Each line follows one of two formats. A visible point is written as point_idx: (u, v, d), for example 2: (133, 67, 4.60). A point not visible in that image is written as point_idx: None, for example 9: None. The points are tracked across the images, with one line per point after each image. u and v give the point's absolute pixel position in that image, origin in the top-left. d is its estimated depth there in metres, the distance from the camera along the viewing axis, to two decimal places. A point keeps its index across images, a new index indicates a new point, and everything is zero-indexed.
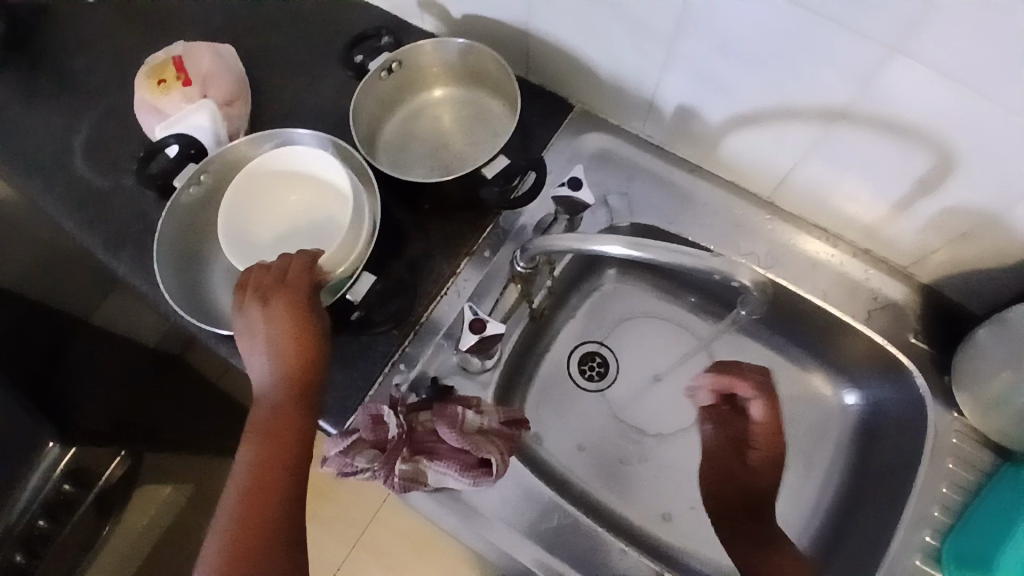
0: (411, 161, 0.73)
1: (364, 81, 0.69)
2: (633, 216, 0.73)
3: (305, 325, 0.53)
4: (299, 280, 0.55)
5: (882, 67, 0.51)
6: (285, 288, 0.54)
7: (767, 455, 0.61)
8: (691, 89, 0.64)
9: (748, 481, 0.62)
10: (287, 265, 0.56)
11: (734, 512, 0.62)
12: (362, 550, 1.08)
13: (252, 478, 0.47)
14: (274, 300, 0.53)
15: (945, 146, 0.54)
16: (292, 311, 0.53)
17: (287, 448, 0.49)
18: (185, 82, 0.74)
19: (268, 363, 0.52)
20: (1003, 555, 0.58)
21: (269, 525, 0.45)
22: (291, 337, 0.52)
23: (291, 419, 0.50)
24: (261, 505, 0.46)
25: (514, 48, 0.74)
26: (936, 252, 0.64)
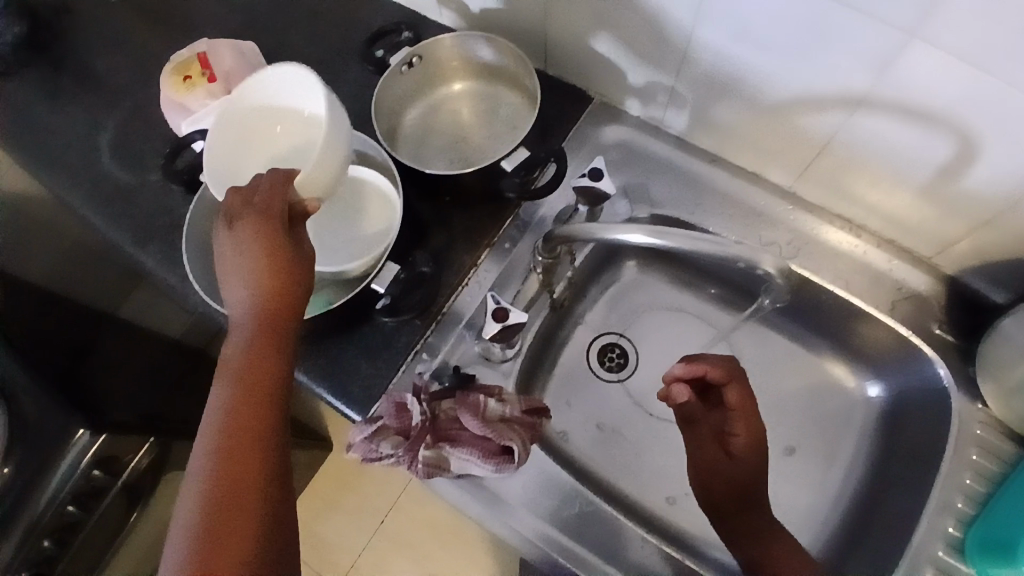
0: (432, 154, 0.74)
1: (385, 75, 0.69)
2: (653, 207, 0.73)
3: (284, 249, 0.48)
4: (277, 203, 0.50)
5: (901, 52, 0.51)
6: (261, 212, 0.49)
7: (748, 441, 0.59)
8: (710, 77, 0.64)
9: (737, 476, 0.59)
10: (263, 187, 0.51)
11: (729, 506, 0.59)
12: (382, 539, 1.10)
13: (228, 413, 0.43)
14: (248, 224, 0.49)
15: (966, 130, 0.54)
16: (267, 235, 0.49)
17: (267, 382, 0.45)
18: (210, 79, 0.76)
19: (245, 291, 0.48)
20: None
21: (252, 461, 0.42)
22: (266, 263, 0.48)
23: (267, 355, 0.46)
24: (241, 439, 0.42)
25: (532, 41, 0.75)
26: (960, 241, 0.64)
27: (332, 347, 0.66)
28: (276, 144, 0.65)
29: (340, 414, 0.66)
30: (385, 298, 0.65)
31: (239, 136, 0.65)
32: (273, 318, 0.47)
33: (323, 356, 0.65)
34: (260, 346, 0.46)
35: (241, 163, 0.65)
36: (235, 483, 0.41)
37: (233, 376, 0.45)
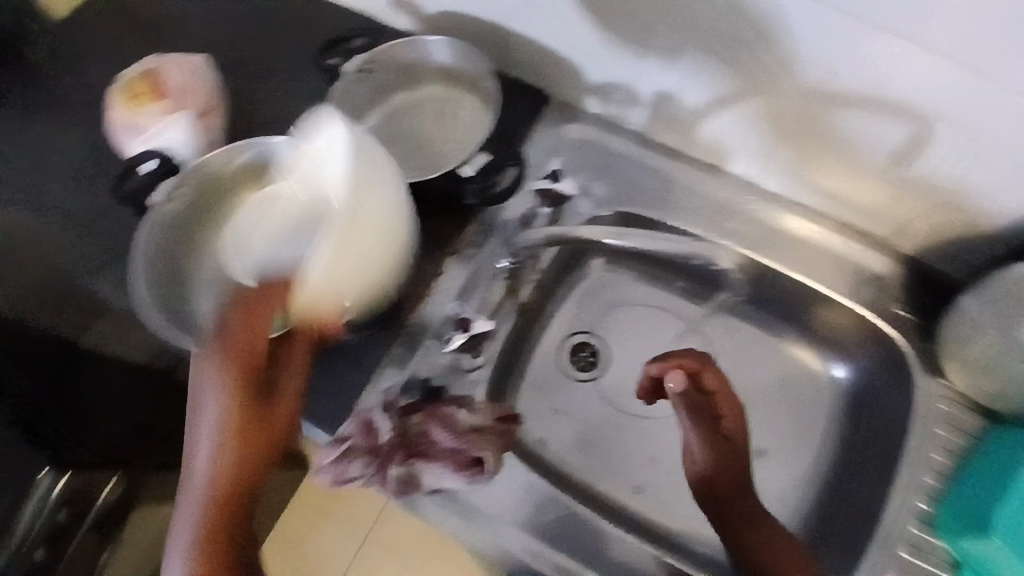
0: (393, 162, 0.70)
1: (338, 82, 0.69)
2: (616, 205, 0.73)
3: (251, 378, 0.50)
4: (263, 320, 0.51)
5: (861, 43, 0.51)
6: (245, 329, 0.50)
7: (735, 421, 0.63)
8: (669, 74, 0.64)
9: (720, 470, 0.62)
10: (249, 300, 0.52)
11: (729, 492, 0.62)
12: (371, 548, 1.09)
13: (202, 527, 0.49)
14: (229, 346, 0.50)
15: (923, 116, 0.55)
16: (248, 358, 0.50)
17: (237, 502, 0.50)
18: (159, 96, 0.72)
19: (213, 411, 0.49)
20: (999, 515, 0.59)
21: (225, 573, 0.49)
22: (242, 386, 0.49)
23: (239, 479, 0.50)
24: (213, 556, 0.49)
25: (490, 43, 0.74)
26: (916, 221, 0.65)
27: None
28: (280, 215, 0.64)
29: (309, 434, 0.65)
30: None
31: (253, 211, 0.67)
32: (247, 441, 0.50)
33: None
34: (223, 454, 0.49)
35: (254, 241, 0.67)
36: None
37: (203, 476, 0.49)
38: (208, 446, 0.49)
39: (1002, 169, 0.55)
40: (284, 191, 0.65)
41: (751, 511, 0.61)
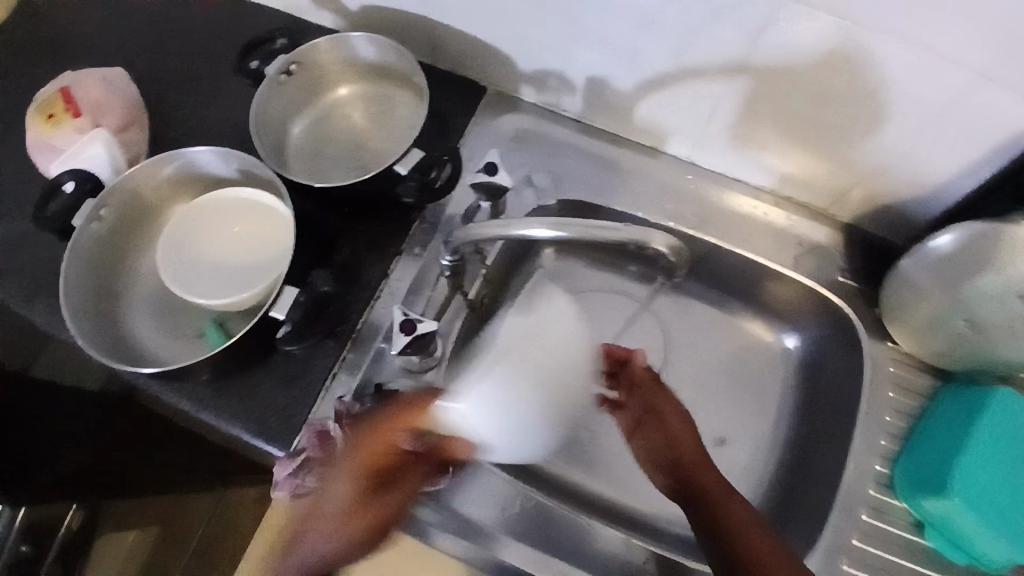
0: (329, 166, 0.69)
1: (262, 86, 0.66)
2: (560, 194, 0.72)
3: (386, 508, 0.57)
4: (351, 477, 0.56)
5: (777, 15, 0.51)
6: (348, 484, 0.55)
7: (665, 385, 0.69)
8: (599, 59, 0.64)
9: (678, 445, 0.62)
10: (359, 455, 0.56)
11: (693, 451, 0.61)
12: None
13: None
14: (334, 504, 0.55)
15: (847, 84, 0.55)
16: (354, 520, 0.55)
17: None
18: (75, 114, 0.70)
19: (346, 518, 0.55)
20: (957, 474, 0.60)
21: None
22: (338, 529, 0.55)
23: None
24: None
25: (418, 36, 0.72)
26: (854, 189, 0.65)
27: (244, 382, 0.63)
28: (228, 237, 0.66)
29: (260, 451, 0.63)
30: (286, 325, 0.61)
31: (189, 231, 0.67)
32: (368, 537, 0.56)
33: (235, 394, 0.63)
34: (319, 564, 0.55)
35: (191, 258, 0.65)
36: None
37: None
38: (327, 542, 0.55)
39: (928, 132, 0.56)
40: (233, 212, 0.67)
41: (713, 480, 0.58)
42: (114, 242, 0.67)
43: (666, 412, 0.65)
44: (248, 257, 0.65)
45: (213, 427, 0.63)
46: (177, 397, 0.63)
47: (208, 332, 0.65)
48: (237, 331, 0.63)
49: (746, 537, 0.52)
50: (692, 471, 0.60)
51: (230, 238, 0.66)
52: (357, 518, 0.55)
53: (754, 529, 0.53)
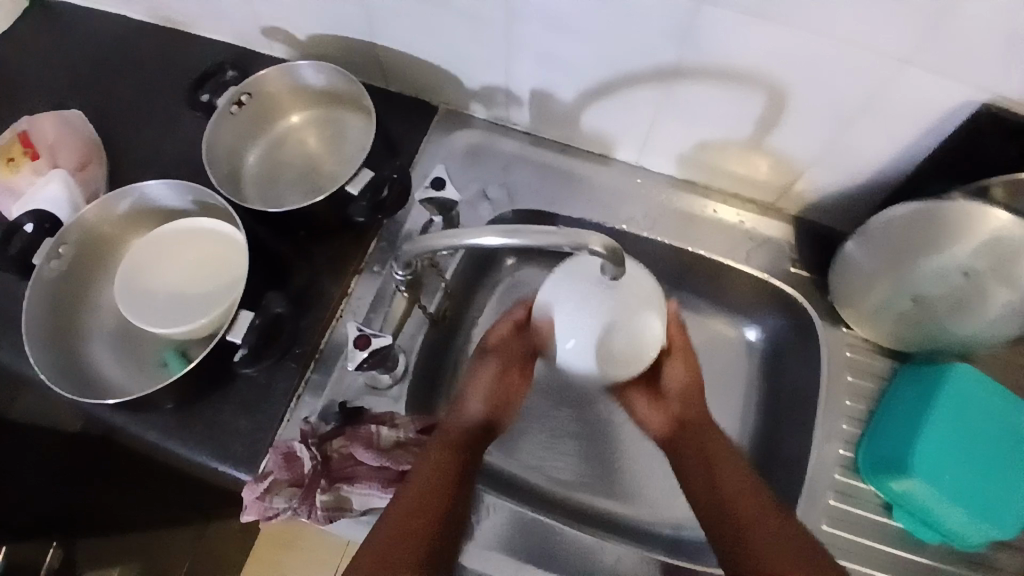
0: (284, 192, 0.71)
1: (213, 117, 0.67)
2: (514, 204, 0.73)
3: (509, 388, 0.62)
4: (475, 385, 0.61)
5: (695, 20, 0.53)
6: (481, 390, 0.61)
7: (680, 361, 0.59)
8: (539, 73, 0.66)
9: (687, 402, 0.60)
10: (482, 362, 0.62)
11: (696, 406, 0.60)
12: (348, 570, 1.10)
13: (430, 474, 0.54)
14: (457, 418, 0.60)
15: (774, 82, 0.57)
16: (462, 430, 0.59)
17: (445, 478, 0.54)
18: (33, 157, 0.71)
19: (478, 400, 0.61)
20: (920, 454, 0.61)
21: (416, 535, 0.50)
22: (463, 435, 0.58)
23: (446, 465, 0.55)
24: (435, 494, 0.53)
25: (366, 60, 0.74)
26: (796, 181, 0.67)
27: (208, 409, 0.64)
28: (184, 267, 0.67)
29: (227, 477, 0.63)
30: (243, 348, 0.60)
31: (145, 264, 0.67)
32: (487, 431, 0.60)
33: (199, 421, 0.63)
34: (443, 472, 0.54)
35: (147, 291, 0.66)
36: (423, 520, 0.51)
37: (406, 499, 0.53)
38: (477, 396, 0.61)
39: (857, 121, 0.58)
40: (188, 241, 0.68)
41: (714, 444, 0.57)
42: (74, 279, 0.68)
43: (678, 372, 0.59)
44: (207, 283, 0.66)
45: (179, 456, 0.63)
46: (142, 428, 0.63)
47: (169, 361, 0.65)
48: (196, 357, 0.64)
49: (733, 499, 0.53)
50: (699, 433, 0.58)
51: (188, 263, 0.67)
52: (478, 426, 0.59)
53: (753, 492, 0.54)
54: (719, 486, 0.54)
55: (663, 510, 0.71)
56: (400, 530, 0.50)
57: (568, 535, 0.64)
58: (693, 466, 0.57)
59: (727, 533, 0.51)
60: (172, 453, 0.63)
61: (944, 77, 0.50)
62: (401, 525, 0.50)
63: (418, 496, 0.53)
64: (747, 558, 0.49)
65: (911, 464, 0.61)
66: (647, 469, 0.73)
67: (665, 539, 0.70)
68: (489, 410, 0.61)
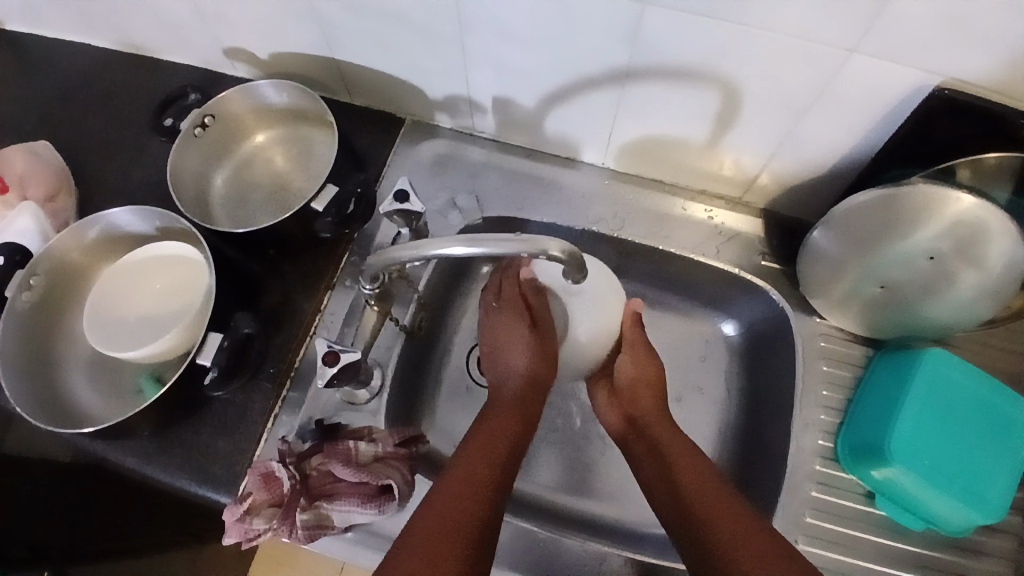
0: (253, 212, 0.71)
1: (176, 142, 0.67)
2: (484, 211, 0.73)
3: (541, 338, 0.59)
4: (512, 347, 0.60)
5: (641, 21, 0.54)
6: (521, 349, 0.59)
7: (630, 359, 0.63)
8: (499, 81, 0.66)
9: (636, 399, 0.63)
10: (518, 315, 0.60)
11: (650, 391, 0.63)
12: None
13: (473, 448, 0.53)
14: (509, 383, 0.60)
15: (726, 78, 0.57)
16: (517, 393, 0.59)
17: (491, 449, 0.54)
18: (2, 189, 0.72)
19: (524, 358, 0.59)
20: (896, 451, 0.60)
21: (475, 496, 0.49)
22: (518, 401, 0.59)
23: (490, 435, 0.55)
24: (481, 463, 0.52)
25: (329, 77, 0.75)
26: (761, 175, 0.68)
27: (186, 433, 0.64)
28: (153, 291, 0.67)
29: (209, 499, 0.63)
30: (214, 370, 0.60)
31: (116, 291, 0.68)
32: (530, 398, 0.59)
33: (177, 445, 0.63)
34: (497, 440, 0.55)
35: (119, 318, 0.66)
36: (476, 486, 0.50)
37: (462, 468, 0.51)
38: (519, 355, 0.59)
39: (812, 112, 0.58)
40: (157, 266, 0.69)
41: (665, 438, 0.59)
42: (47, 309, 0.68)
43: (629, 364, 0.63)
44: (179, 306, 0.66)
45: (160, 481, 0.63)
46: (121, 454, 0.63)
47: (144, 386, 0.66)
48: (170, 380, 0.64)
49: (696, 492, 0.52)
50: (649, 429, 0.60)
51: (160, 287, 0.67)
52: (528, 387, 0.59)
53: (714, 488, 0.52)
54: (681, 489, 0.53)
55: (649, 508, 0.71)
56: (460, 492, 0.49)
57: (553, 543, 0.63)
58: (651, 465, 0.58)
59: (688, 530, 0.50)
60: (152, 478, 0.63)
61: (892, 64, 0.50)
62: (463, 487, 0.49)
63: (472, 464, 0.52)
64: (713, 553, 0.47)
65: (889, 462, 0.60)
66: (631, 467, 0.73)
67: (653, 538, 0.69)
68: (530, 371, 0.59)
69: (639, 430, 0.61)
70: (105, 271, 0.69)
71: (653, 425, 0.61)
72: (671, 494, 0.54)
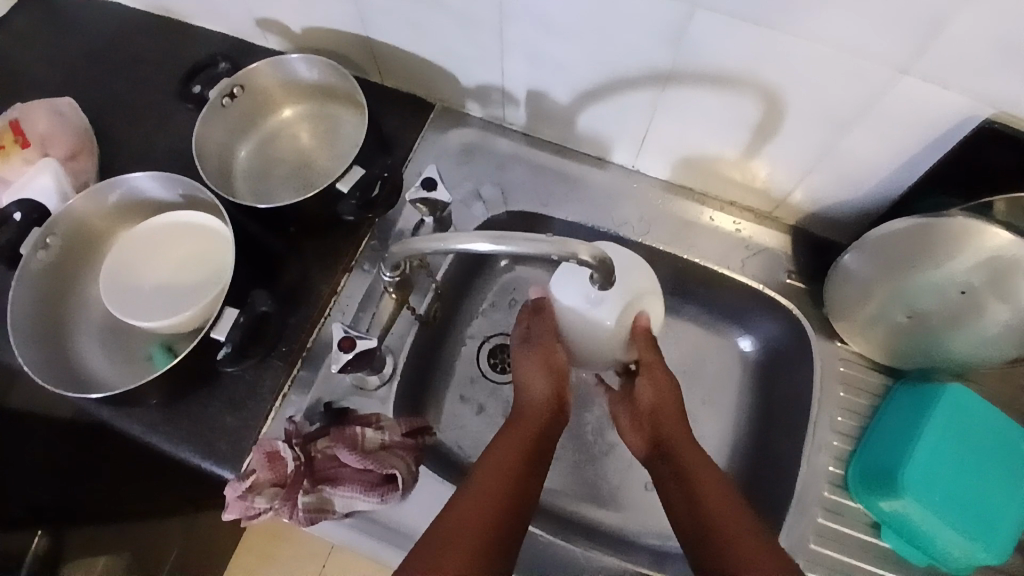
0: (276, 187, 0.71)
1: (204, 111, 0.67)
2: (508, 205, 0.72)
3: (546, 362, 0.60)
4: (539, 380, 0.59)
5: (689, 23, 0.52)
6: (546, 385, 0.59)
7: (652, 379, 0.61)
8: (533, 73, 0.65)
9: (662, 419, 0.59)
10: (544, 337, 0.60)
11: (670, 414, 0.59)
12: (336, 563, 1.09)
13: (495, 454, 0.53)
14: (527, 410, 0.58)
15: (770, 89, 0.56)
16: (538, 414, 0.57)
17: (514, 457, 0.53)
18: (23, 145, 0.71)
19: (545, 384, 0.59)
20: (911, 474, 0.60)
21: (497, 507, 0.48)
22: (539, 426, 0.57)
23: (514, 442, 0.54)
24: (504, 468, 0.51)
25: (361, 55, 0.73)
26: (794, 192, 0.67)
27: (195, 405, 0.64)
28: (171, 259, 0.67)
29: (212, 474, 0.63)
30: (227, 346, 0.59)
31: (135, 258, 0.67)
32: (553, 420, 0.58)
33: (185, 417, 0.63)
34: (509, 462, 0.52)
35: (134, 284, 0.66)
36: (498, 493, 0.49)
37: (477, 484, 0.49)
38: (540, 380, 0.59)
39: (856, 131, 0.56)
40: (175, 235, 0.68)
41: (685, 452, 0.56)
42: (62, 271, 0.67)
43: (650, 388, 0.61)
44: (198, 278, 0.65)
45: (165, 452, 0.63)
46: (128, 423, 0.63)
47: (156, 356, 0.65)
48: (183, 352, 0.64)
49: (711, 501, 0.52)
50: (673, 449, 0.57)
51: (180, 258, 0.67)
52: (551, 412, 0.58)
53: (725, 498, 0.52)
54: (695, 494, 0.53)
55: (651, 519, 0.71)
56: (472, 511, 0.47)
57: (552, 546, 0.63)
58: (666, 478, 0.56)
59: (700, 534, 0.50)
60: (157, 449, 0.63)
61: (947, 90, 0.49)
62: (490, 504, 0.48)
63: (494, 471, 0.51)
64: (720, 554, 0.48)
65: (900, 488, 0.60)
66: (636, 476, 0.73)
67: (651, 549, 0.69)
68: (557, 394, 0.59)
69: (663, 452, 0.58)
70: (124, 237, 0.68)
71: (676, 441, 0.58)
72: (688, 503, 0.53)
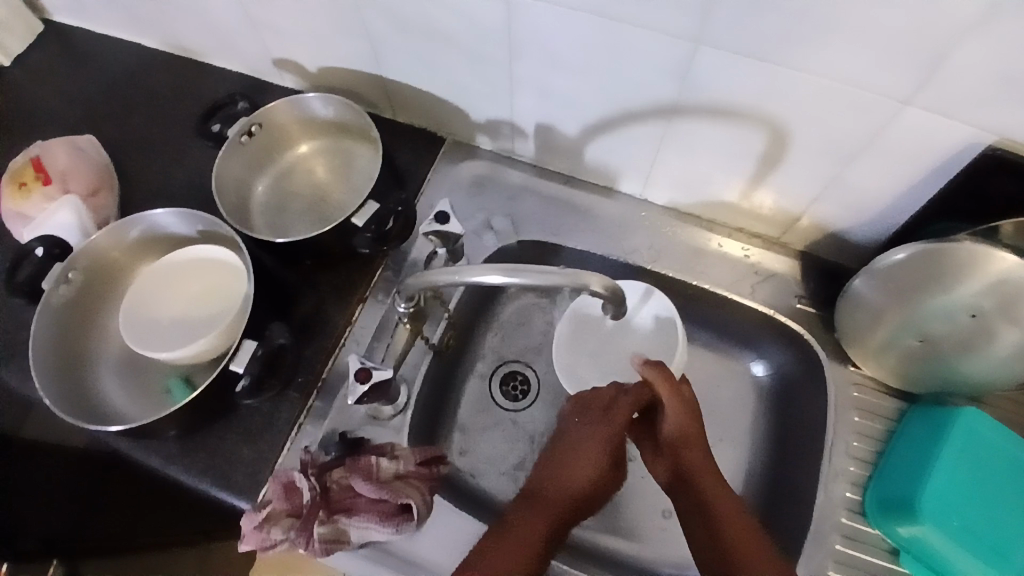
0: (292, 220, 0.72)
1: (223, 149, 0.69)
2: (519, 234, 0.74)
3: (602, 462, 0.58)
4: (580, 464, 0.59)
5: (692, 59, 0.54)
6: (586, 467, 0.58)
7: (679, 425, 0.57)
8: (541, 107, 0.67)
9: (688, 447, 0.58)
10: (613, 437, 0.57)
11: (691, 439, 0.57)
12: None
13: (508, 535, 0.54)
14: (551, 498, 0.57)
15: (773, 121, 0.57)
16: (561, 504, 0.57)
17: (530, 546, 0.53)
18: (45, 182, 0.73)
19: (580, 477, 0.58)
20: (928, 501, 0.60)
21: None
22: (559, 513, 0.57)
23: (533, 527, 0.55)
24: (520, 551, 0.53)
25: (374, 93, 0.76)
26: (801, 218, 0.68)
27: (211, 437, 0.64)
28: (188, 293, 0.68)
29: (228, 505, 0.64)
30: (246, 378, 0.60)
31: (154, 292, 0.69)
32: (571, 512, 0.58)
33: (202, 449, 0.64)
34: (531, 535, 0.54)
35: (152, 317, 0.67)
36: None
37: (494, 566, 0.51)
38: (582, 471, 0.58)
39: (859, 161, 0.58)
40: (194, 269, 0.69)
41: (713, 491, 0.56)
42: (82, 305, 0.69)
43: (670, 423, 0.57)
44: (215, 311, 0.66)
45: (182, 483, 0.64)
46: (145, 454, 0.64)
47: (173, 388, 0.66)
48: (201, 384, 0.65)
49: (740, 544, 0.53)
50: (696, 482, 0.57)
51: (197, 291, 0.68)
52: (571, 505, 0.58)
53: (749, 531, 0.54)
54: (721, 535, 0.54)
55: (667, 546, 0.70)
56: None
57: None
58: (697, 519, 0.57)
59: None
60: (174, 480, 0.64)
61: (946, 119, 0.50)
62: (507, 571, 0.51)
63: (507, 550, 0.52)
64: None
65: (918, 514, 0.59)
66: (651, 502, 0.72)
67: None
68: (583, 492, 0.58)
69: (687, 483, 0.58)
70: (143, 271, 0.70)
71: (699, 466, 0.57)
72: (711, 536, 0.55)
